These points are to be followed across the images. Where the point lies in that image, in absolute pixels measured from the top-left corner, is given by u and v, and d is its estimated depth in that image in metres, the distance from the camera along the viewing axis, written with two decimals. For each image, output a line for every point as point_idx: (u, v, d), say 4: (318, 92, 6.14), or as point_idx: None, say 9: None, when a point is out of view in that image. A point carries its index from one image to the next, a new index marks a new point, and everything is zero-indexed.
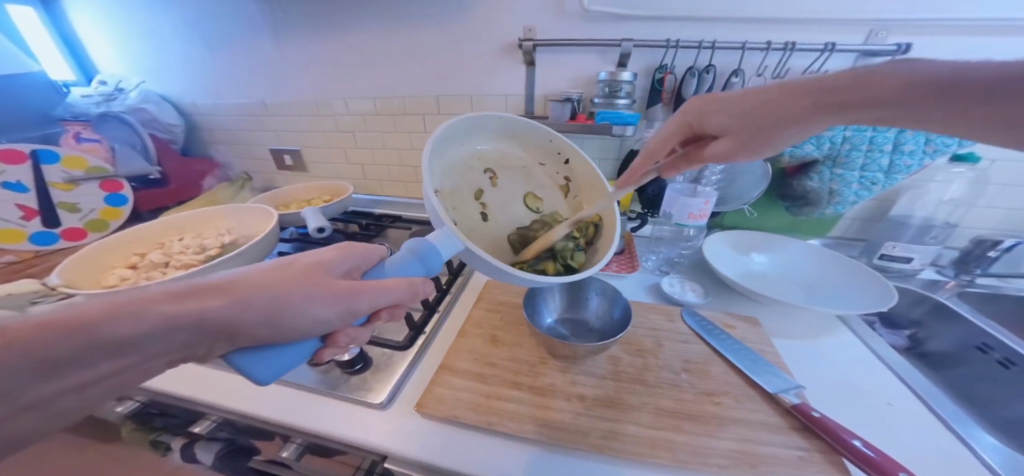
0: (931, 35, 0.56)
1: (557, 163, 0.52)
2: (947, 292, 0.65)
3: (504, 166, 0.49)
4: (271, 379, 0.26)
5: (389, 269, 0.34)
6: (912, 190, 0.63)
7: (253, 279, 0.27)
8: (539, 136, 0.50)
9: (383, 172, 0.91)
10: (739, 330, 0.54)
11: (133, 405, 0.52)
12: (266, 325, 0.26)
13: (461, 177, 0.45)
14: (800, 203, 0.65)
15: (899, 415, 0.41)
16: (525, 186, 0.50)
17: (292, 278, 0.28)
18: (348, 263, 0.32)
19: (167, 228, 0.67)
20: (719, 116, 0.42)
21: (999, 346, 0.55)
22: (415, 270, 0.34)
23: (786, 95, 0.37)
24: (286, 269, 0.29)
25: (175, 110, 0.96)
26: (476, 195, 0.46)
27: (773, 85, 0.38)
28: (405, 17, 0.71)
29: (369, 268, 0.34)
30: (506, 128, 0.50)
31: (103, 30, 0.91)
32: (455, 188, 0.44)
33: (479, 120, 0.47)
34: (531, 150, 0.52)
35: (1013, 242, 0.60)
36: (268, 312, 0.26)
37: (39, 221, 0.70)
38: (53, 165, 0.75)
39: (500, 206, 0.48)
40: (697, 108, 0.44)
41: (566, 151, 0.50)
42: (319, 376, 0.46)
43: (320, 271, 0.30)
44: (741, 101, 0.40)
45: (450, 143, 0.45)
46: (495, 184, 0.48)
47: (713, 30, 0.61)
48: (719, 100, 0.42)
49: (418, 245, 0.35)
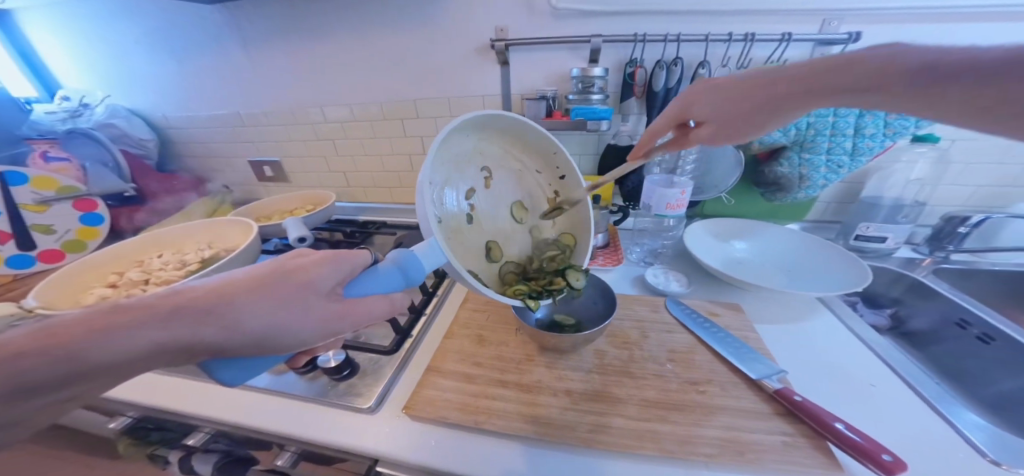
0: (879, 24, 0.57)
1: (552, 175, 0.53)
2: (924, 270, 0.66)
3: (500, 167, 0.49)
4: (240, 381, 0.28)
5: (370, 283, 0.31)
6: (879, 171, 0.65)
7: (231, 289, 0.26)
8: (545, 146, 0.51)
9: (365, 178, 0.91)
10: (722, 318, 0.55)
11: (127, 421, 0.51)
12: (252, 346, 0.26)
13: (457, 172, 0.43)
14: (773, 189, 0.66)
15: (883, 397, 0.42)
16: (517, 193, 0.50)
17: (276, 291, 0.27)
18: (336, 275, 0.30)
19: (146, 245, 0.66)
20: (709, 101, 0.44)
21: (977, 322, 0.56)
22: (395, 282, 0.33)
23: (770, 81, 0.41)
24: (268, 279, 0.27)
25: (146, 125, 0.95)
26: (468, 194, 0.45)
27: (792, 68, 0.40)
28: (377, 22, 0.70)
29: (349, 278, 0.31)
30: (515, 131, 0.49)
31: (63, 46, 0.89)
32: (447, 182, 0.42)
33: (495, 116, 0.45)
34: (529, 155, 0.52)
35: (981, 218, 0.62)
36: (236, 314, 0.25)
37: (13, 244, 0.71)
38: (22, 187, 0.74)
39: (488, 209, 0.47)
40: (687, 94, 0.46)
41: (565, 168, 0.52)
42: (307, 384, 0.45)
43: (302, 283, 0.28)
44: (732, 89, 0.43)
45: (457, 133, 0.43)
46: (489, 184, 0.47)
47: (679, 23, 0.62)
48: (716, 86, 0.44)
49: (400, 256, 0.33)
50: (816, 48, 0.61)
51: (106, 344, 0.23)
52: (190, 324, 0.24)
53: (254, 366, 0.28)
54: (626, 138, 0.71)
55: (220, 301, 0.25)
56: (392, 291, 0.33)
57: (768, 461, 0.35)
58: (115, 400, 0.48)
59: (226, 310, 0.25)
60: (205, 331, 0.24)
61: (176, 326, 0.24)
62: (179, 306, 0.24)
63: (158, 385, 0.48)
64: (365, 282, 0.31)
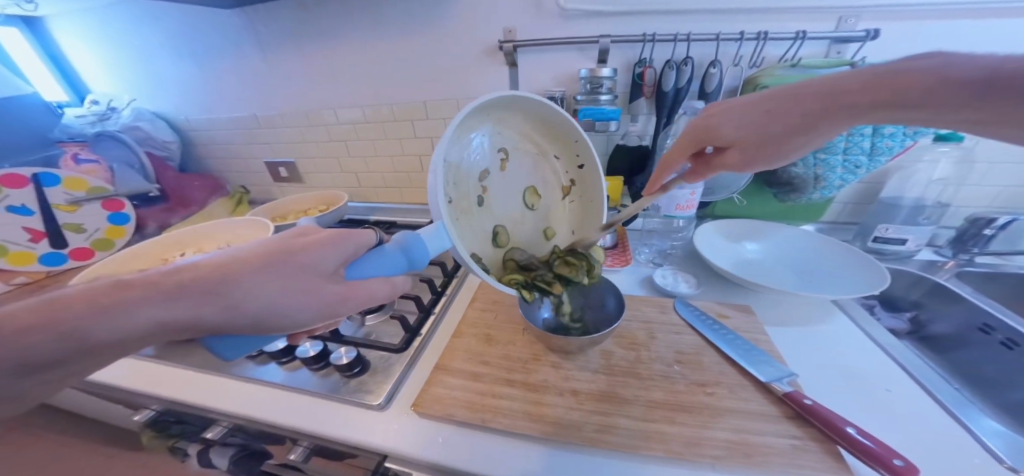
0: (899, 21, 0.55)
1: (570, 163, 0.53)
2: (948, 272, 0.64)
3: (517, 150, 0.49)
4: (238, 356, 0.29)
5: (369, 268, 0.32)
6: (900, 171, 0.63)
7: (238, 270, 0.27)
8: (566, 133, 0.51)
9: (376, 179, 0.92)
10: (732, 320, 0.54)
11: (150, 414, 0.52)
12: (255, 326, 0.27)
13: (473, 151, 0.44)
14: (786, 189, 0.64)
15: (898, 402, 0.41)
16: (532, 178, 0.50)
17: (281, 269, 0.28)
18: (338, 258, 0.30)
19: (168, 244, 0.69)
20: (728, 127, 0.42)
21: (1002, 326, 0.54)
22: (399, 264, 0.34)
23: (793, 100, 0.38)
24: (273, 257, 0.28)
25: (169, 127, 0.98)
26: (482, 175, 0.45)
27: (822, 83, 0.37)
28: (386, 24, 0.72)
29: (352, 259, 0.32)
30: (538, 114, 0.49)
31: (92, 52, 0.93)
32: (461, 162, 0.42)
33: (518, 98, 0.45)
34: (547, 140, 0.52)
35: (1008, 219, 0.59)
36: (240, 290, 0.26)
37: (47, 243, 0.75)
38: (54, 187, 0.78)
39: (500, 192, 0.47)
40: (704, 119, 0.44)
41: (584, 156, 0.52)
42: (319, 380, 0.47)
43: (305, 262, 0.29)
44: (751, 110, 0.40)
45: (477, 112, 0.43)
46: (505, 167, 0.47)
47: (690, 22, 0.61)
48: (732, 108, 0.42)
49: (406, 240, 0.34)
50: (831, 46, 0.59)
51: (122, 317, 0.24)
52: (202, 299, 0.25)
53: (253, 341, 0.29)
54: (635, 139, 0.71)
55: (228, 281, 0.26)
56: (396, 273, 0.34)
57: (776, 466, 0.35)
58: (139, 392, 0.50)
59: (233, 287, 0.26)
60: (217, 307, 0.26)
61: (190, 300, 0.25)
62: (195, 287, 0.26)
63: (181, 377, 0.50)
64: (368, 264, 0.32)
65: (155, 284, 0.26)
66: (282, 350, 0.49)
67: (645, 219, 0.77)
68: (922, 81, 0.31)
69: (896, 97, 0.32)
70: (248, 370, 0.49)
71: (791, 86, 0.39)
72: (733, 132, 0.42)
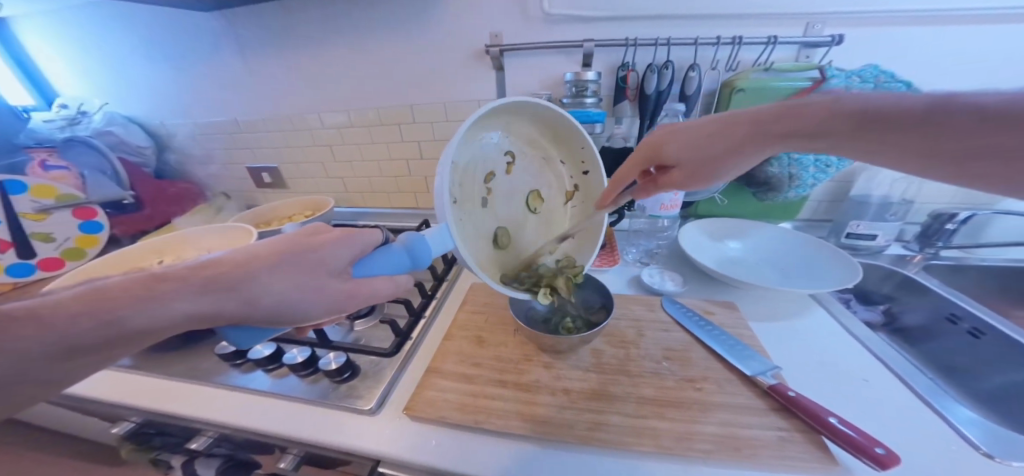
0: (859, 28, 0.59)
1: (575, 169, 0.54)
2: (915, 266, 0.67)
3: (524, 154, 0.49)
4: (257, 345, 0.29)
5: (377, 263, 0.32)
6: (866, 171, 0.67)
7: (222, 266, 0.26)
8: (574, 140, 0.51)
9: (364, 184, 0.91)
10: (717, 316, 0.56)
11: (129, 425, 0.49)
12: (265, 321, 0.27)
13: (481, 152, 0.44)
14: (763, 189, 0.66)
15: (875, 392, 0.43)
16: (537, 182, 0.51)
17: (291, 265, 0.28)
18: (347, 255, 0.30)
19: (146, 251, 0.67)
20: (672, 148, 0.44)
21: (966, 316, 0.57)
22: (402, 263, 0.33)
23: (731, 125, 0.40)
24: (280, 255, 0.28)
25: (143, 132, 0.95)
26: (488, 177, 0.45)
27: (757, 110, 0.39)
28: (372, 30, 0.72)
29: (359, 257, 0.31)
30: (548, 121, 0.50)
31: (59, 55, 0.90)
32: (469, 162, 0.42)
33: (531, 103, 0.46)
34: (553, 146, 0.53)
35: (968, 214, 0.63)
36: (223, 287, 0.25)
37: (13, 252, 0.71)
38: (20, 195, 0.75)
39: (506, 194, 0.47)
40: (653, 139, 0.46)
41: (589, 164, 0.53)
42: (308, 387, 0.46)
43: (311, 262, 0.28)
44: (693, 134, 0.43)
45: (490, 114, 0.43)
46: (511, 170, 0.48)
47: (669, 27, 0.63)
48: (677, 131, 0.44)
49: (410, 238, 0.33)
50: (801, 51, 0.62)
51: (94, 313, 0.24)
52: (181, 301, 0.25)
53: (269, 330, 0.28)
54: (619, 141, 0.70)
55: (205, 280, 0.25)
56: (398, 273, 0.33)
57: (764, 458, 0.36)
58: (115, 404, 0.48)
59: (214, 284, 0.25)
60: (227, 304, 0.25)
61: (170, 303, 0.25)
62: (174, 290, 0.25)
63: (168, 386, 0.48)
64: (373, 262, 0.32)
65: (128, 287, 0.25)
66: (267, 357, 0.48)
67: (631, 220, 0.79)
68: (833, 108, 0.34)
69: (808, 129, 0.36)
70: (233, 378, 0.48)
71: (728, 114, 0.42)
72: (678, 153, 0.43)
